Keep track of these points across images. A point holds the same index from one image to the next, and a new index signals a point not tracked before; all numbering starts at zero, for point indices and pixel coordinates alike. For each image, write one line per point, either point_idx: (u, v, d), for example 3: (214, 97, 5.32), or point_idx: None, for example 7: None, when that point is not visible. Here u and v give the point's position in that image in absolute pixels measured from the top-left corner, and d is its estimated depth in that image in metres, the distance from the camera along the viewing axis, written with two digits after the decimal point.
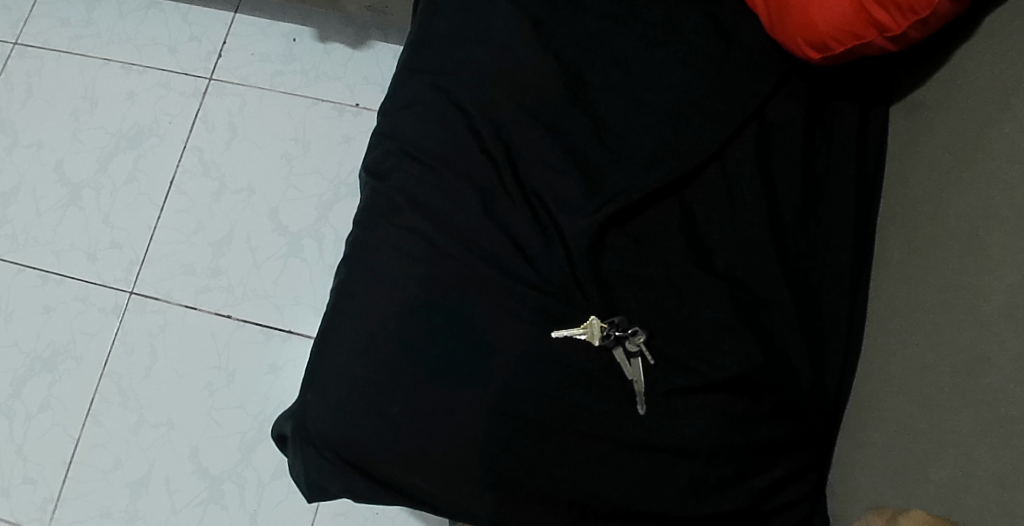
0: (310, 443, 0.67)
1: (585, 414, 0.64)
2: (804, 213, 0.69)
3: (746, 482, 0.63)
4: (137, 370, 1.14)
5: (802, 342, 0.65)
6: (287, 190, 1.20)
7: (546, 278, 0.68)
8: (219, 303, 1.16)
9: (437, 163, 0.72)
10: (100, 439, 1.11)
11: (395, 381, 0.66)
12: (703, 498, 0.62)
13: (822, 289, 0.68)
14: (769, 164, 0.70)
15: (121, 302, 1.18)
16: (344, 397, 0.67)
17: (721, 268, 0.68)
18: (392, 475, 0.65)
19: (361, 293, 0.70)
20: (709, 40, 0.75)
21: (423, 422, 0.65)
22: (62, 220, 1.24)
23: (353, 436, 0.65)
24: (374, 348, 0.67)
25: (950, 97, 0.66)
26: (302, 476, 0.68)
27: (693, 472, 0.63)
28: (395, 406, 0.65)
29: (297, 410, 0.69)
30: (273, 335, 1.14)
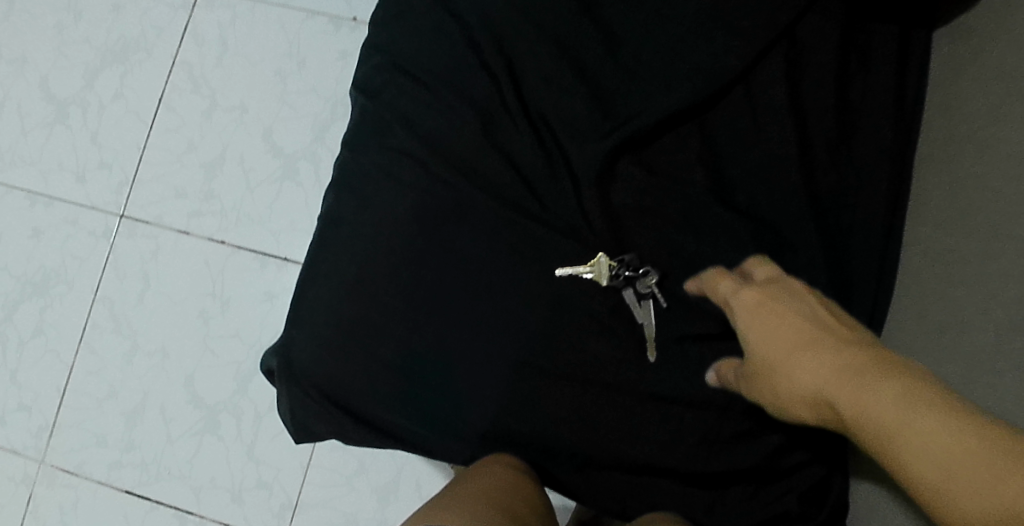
0: (294, 380, 0.63)
1: (590, 359, 0.61)
2: (835, 145, 0.63)
3: (761, 439, 0.59)
4: (129, 296, 1.11)
5: (828, 286, 0.60)
6: (280, 109, 1.13)
7: (551, 210, 0.63)
8: (213, 228, 1.11)
9: (434, 82, 0.66)
10: (93, 366, 1.09)
11: (388, 321, 0.62)
12: (715, 453, 0.60)
13: (852, 229, 0.62)
14: (799, 89, 0.64)
15: (111, 226, 1.14)
16: (331, 334, 0.63)
17: (743, 205, 0.63)
18: (382, 419, 0.63)
19: (351, 222, 0.64)
20: None
21: (416, 364, 0.62)
22: (49, 140, 1.18)
23: (341, 374, 0.62)
24: (365, 285, 0.63)
25: (1004, 18, 0.58)
26: (288, 415, 0.65)
27: (705, 425, 0.60)
28: (387, 346, 0.62)
29: (280, 349, 0.65)
30: (269, 262, 1.09)
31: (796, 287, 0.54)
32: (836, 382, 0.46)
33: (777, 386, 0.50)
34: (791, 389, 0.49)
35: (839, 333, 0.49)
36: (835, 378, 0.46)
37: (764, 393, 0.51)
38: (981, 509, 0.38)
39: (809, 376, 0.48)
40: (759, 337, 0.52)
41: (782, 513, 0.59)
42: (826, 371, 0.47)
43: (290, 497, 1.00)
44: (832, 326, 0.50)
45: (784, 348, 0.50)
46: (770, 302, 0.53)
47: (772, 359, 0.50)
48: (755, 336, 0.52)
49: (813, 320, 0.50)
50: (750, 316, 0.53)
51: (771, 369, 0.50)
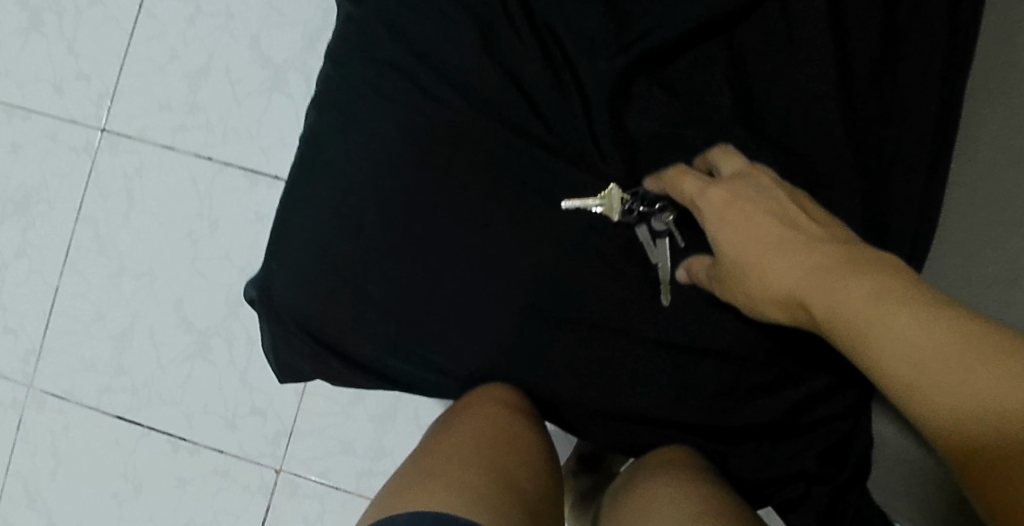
0: (274, 317, 0.61)
1: (598, 298, 0.57)
2: (878, 69, 0.57)
3: (779, 394, 0.57)
4: (114, 215, 1.06)
5: (864, 227, 0.56)
6: (267, 14, 1.05)
7: (558, 135, 0.58)
8: (199, 144, 1.05)
9: None
10: (79, 288, 1.05)
11: (364, 252, 0.59)
12: (731, 407, 0.57)
13: (894, 165, 0.57)
14: (841, 4, 0.57)
15: (93, 141, 1.07)
16: (308, 270, 0.60)
17: (775, 134, 0.57)
18: (362, 356, 0.60)
19: (331, 143, 0.60)
20: None
21: (399, 301, 0.59)
22: (24, 49, 1.10)
23: (320, 312, 0.59)
24: (348, 213, 0.59)
25: None
26: (272, 353, 0.63)
27: (721, 379, 0.57)
28: (373, 284, 0.59)
29: (261, 281, 0.62)
30: (259, 180, 1.04)
31: (766, 182, 0.50)
32: (813, 284, 0.45)
33: (752, 287, 0.48)
34: (767, 291, 0.47)
35: (813, 232, 0.47)
36: (814, 278, 0.45)
37: (738, 296, 0.50)
38: (952, 404, 0.38)
39: (786, 276, 0.46)
40: (730, 239, 0.49)
41: (799, 472, 0.57)
42: (805, 271, 0.45)
43: (286, 424, 0.97)
44: (806, 225, 0.48)
45: (758, 250, 0.48)
46: (739, 198, 0.50)
47: (747, 260, 0.48)
48: (726, 238, 0.49)
49: (787, 219, 0.48)
50: (718, 214, 0.50)
51: (745, 269, 0.48)
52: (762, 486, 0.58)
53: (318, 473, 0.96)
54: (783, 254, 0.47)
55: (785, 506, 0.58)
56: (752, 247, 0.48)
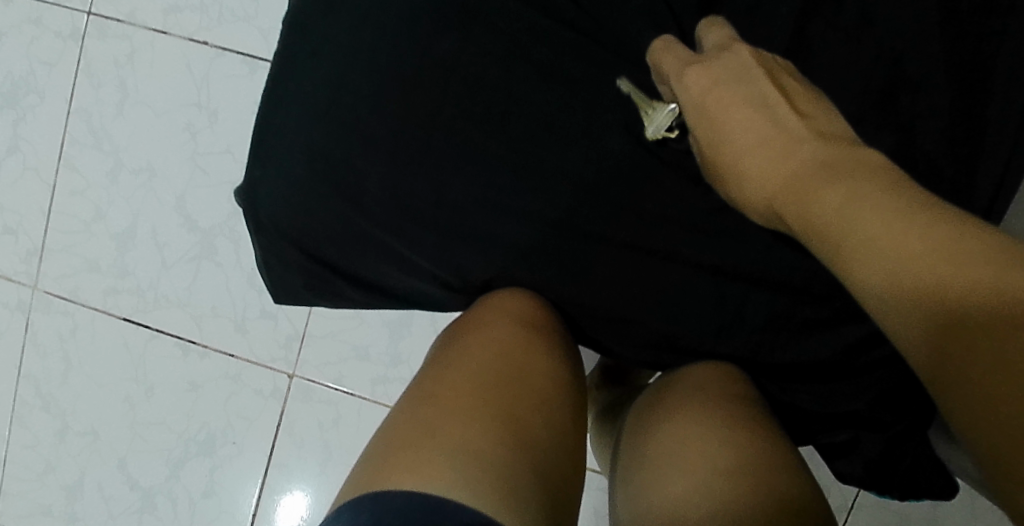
0: (266, 231, 0.59)
1: (629, 205, 0.55)
2: None
3: (837, 328, 0.54)
4: (106, 106, 0.99)
5: (949, 132, 0.53)
6: None
7: (593, 26, 0.56)
8: (193, 27, 0.96)
9: None
10: (77, 187, 1.00)
11: (368, 160, 0.57)
12: (780, 339, 0.55)
13: (992, 64, 0.53)
14: None
15: (80, 26, 0.99)
16: (308, 182, 0.57)
17: (855, 24, 0.54)
18: (368, 274, 0.59)
19: (328, 48, 0.57)
20: None
21: (405, 215, 0.57)
22: None
23: (317, 229, 0.58)
24: (357, 131, 0.57)
25: None
26: (264, 269, 0.61)
27: (771, 309, 0.55)
28: (369, 195, 0.57)
29: (247, 188, 0.60)
30: (259, 68, 0.95)
31: (743, 56, 0.49)
32: (789, 189, 0.44)
33: (736, 194, 0.48)
34: (749, 197, 0.47)
35: (790, 125, 0.46)
36: (792, 185, 0.44)
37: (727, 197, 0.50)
38: (902, 311, 0.37)
39: (763, 182, 0.46)
40: (711, 139, 0.49)
41: (850, 412, 0.55)
42: (781, 176, 0.45)
43: (297, 328, 0.94)
44: (786, 117, 0.47)
45: (737, 149, 0.48)
46: (714, 85, 0.49)
47: (728, 162, 0.48)
48: (706, 138, 0.49)
49: (764, 105, 0.48)
50: (696, 110, 0.50)
51: (726, 173, 0.49)
52: (812, 426, 0.55)
53: (332, 379, 0.93)
54: (763, 157, 0.46)
55: (835, 448, 0.56)
56: (732, 146, 0.48)
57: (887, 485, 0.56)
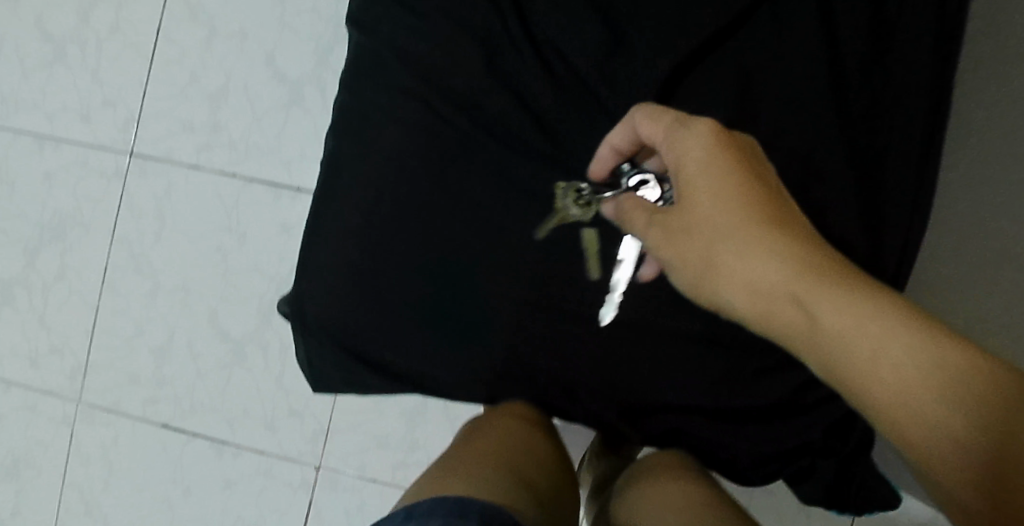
0: (309, 331, 0.72)
1: (599, 291, 0.68)
2: (864, 69, 0.67)
3: (784, 375, 0.67)
4: (147, 234, 1.14)
5: (856, 214, 0.66)
6: (282, 33, 1.15)
7: (562, 146, 0.69)
8: (223, 161, 1.14)
9: (431, 14, 0.71)
10: (119, 307, 1.13)
11: (393, 270, 0.70)
12: (739, 388, 0.67)
13: (885, 158, 0.66)
14: (830, 14, 0.67)
15: (122, 166, 1.17)
16: (341, 286, 0.71)
17: (769, 130, 0.67)
18: (393, 362, 0.70)
19: (349, 174, 0.72)
20: None
21: (427, 310, 0.70)
22: (49, 81, 1.20)
23: (352, 326, 0.70)
24: (378, 241, 0.70)
25: None
26: (306, 361, 0.74)
27: (728, 364, 0.67)
28: (399, 295, 0.70)
29: (294, 297, 0.73)
30: (282, 195, 1.13)
31: (753, 144, 0.56)
32: (810, 274, 0.49)
33: (732, 265, 0.52)
34: (750, 272, 0.51)
35: (796, 219, 0.53)
36: (813, 273, 0.50)
37: (695, 262, 0.54)
38: (949, 403, 0.43)
39: (778, 263, 0.51)
40: (718, 206, 0.53)
41: (807, 444, 0.67)
42: (799, 264, 0.50)
43: (323, 424, 1.04)
44: (794, 212, 0.53)
45: (745, 223, 0.52)
46: (721, 151, 0.53)
47: (735, 233, 0.52)
48: (712, 203, 0.53)
49: (772, 192, 0.53)
50: (706, 171, 0.53)
51: (729, 244, 0.52)
52: (776, 462, 0.67)
53: (355, 468, 1.03)
54: (774, 238, 0.51)
55: (798, 475, 0.68)
56: (741, 219, 0.52)
57: (846, 503, 0.69)
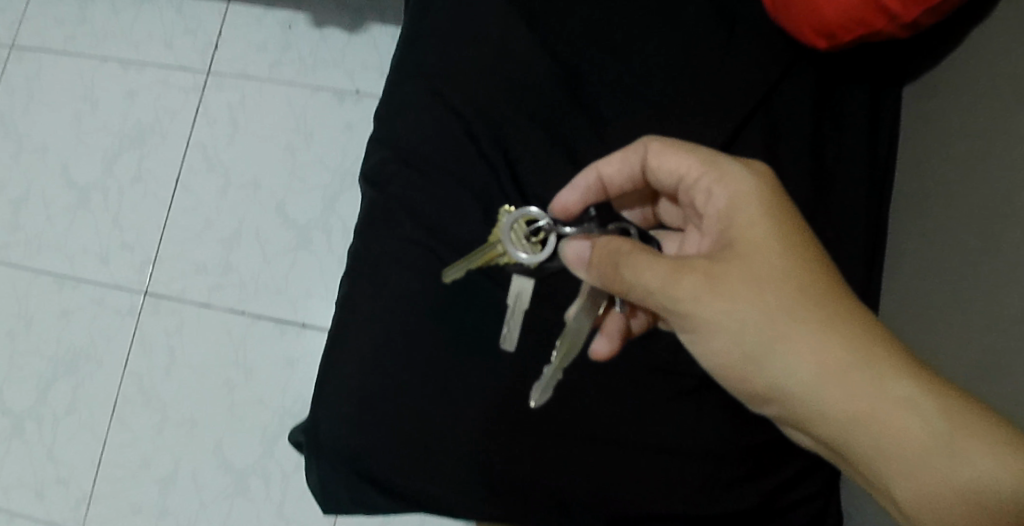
0: (322, 455, 0.81)
1: (587, 413, 0.79)
2: (813, 206, 0.82)
3: (754, 480, 0.77)
4: (157, 369, 1.22)
5: None
6: (291, 183, 1.28)
7: (549, 286, 0.81)
8: (233, 300, 1.24)
9: (436, 175, 0.85)
10: (127, 439, 1.20)
11: (399, 399, 0.80)
12: (717, 493, 0.77)
13: None
14: (779, 162, 0.83)
15: (137, 304, 1.25)
16: (351, 414, 0.81)
17: None
18: (397, 483, 0.79)
19: (362, 311, 0.83)
20: (677, 55, 0.86)
21: (427, 435, 0.79)
22: (72, 224, 1.30)
23: (360, 451, 0.80)
24: (386, 371, 0.81)
25: (939, 117, 0.81)
26: (316, 483, 0.82)
27: (706, 472, 0.77)
28: (403, 422, 0.80)
29: (309, 425, 0.83)
30: (288, 329, 1.22)
31: None
32: (875, 342, 0.60)
33: (804, 323, 0.60)
34: (823, 334, 0.60)
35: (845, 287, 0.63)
36: (878, 341, 0.60)
37: (744, 303, 0.60)
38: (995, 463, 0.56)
39: (848, 326, 0.60)
40: (793, 267, 0.61)
41: None
42: (865, 331, 0.60)
43: None
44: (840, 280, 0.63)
45: (814, 286, 0.61)
46: (777, 196, 0.64)
47: (808, 293, 0.61)
48: (788, 263, 0.61)
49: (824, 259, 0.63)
50: (781, 235, 0.62)
51: (806, 304, 0.61)
52: None
53: None
54: (840, 303, 0.61)
55: None
56: (814, 283, 0.61)
57: None
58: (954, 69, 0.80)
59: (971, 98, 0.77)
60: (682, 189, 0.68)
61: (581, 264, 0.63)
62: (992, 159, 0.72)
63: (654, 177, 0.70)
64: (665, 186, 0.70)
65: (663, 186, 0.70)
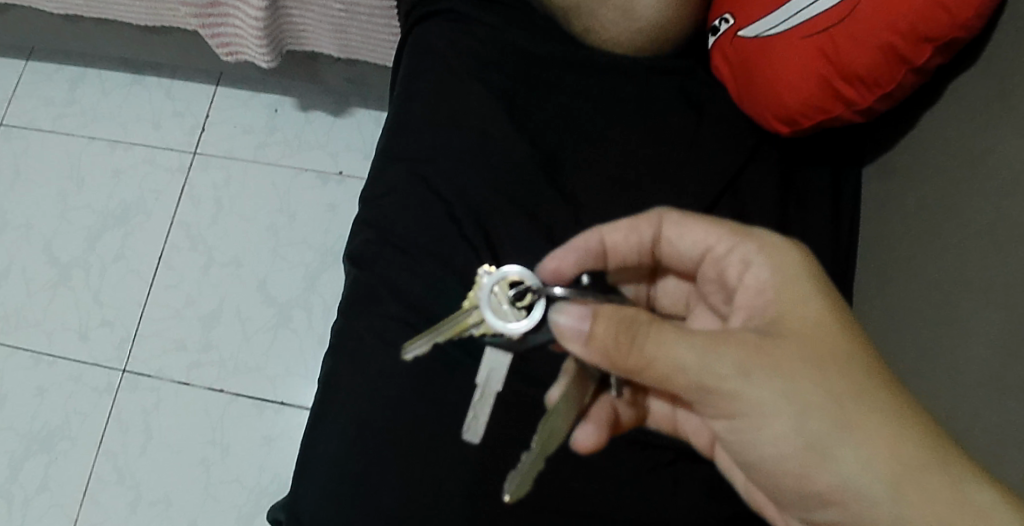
0: None
1: (569, 487, 0.80)
2: None
3: None
4: (132, 448, 1.21)
5: None
6: (274, 261, 1.31)
7: (529, 361, 0.85)
8: (212, 378, 1.24)
9: (417, 252, 0.88)
10: (98, 520, 1.17)
11: (380, 476, 0.81)
12: None
13: None
14: None
15: (114, 381, 1.25)
16: (333, 492, 0.81)
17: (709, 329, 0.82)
18: None
19: (345, 387, 0.84)
20: (648, 140, 0.92)
21: (407, 513, 0.79)
22: (52, 301, 1.31)
23: None
24: (368, 447, 0.81)
25: (894, 197, 0.86)
26: None
27: None
28: (384, 499, 0.80)
29: (290, 502, 0.83)
30: (267, 407, 1.22)
31: None
32: (915, 429, 0.61)
33: (854, 405, 0.61)
34: (871, 416, 0.61)
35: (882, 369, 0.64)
36: (918, 428, 0.61)
37: (793, 381, 0.60)
38: None
39: (892, 413, 0.61)
40: (839, 348, 0.62)
41: None
42: (908, 418, 0.62)
43: None
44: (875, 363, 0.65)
45: (859, 369, 0.62)
46: (811, 273, 0.66)
47: (856, 376, 0.62)
48: (834, 344, 0.62)
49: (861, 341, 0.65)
50: (824, 316, 0.63)
51: (853, 386, 0.61)
52: None
53: None
54: (884, 388, 0.62)
55: None
56: (859, 366, 0.62)
57: None
58: (906, 153, 0.86)
59: (922, 181, 0.82)
60: (708, 260, 0.72)
61: (577, 337, 0.59)
62: (943, 237, 0.77)
63: (671, 245, 0.73)
64: (686, 258, 0.73)
65: (682, 258, 0.73)
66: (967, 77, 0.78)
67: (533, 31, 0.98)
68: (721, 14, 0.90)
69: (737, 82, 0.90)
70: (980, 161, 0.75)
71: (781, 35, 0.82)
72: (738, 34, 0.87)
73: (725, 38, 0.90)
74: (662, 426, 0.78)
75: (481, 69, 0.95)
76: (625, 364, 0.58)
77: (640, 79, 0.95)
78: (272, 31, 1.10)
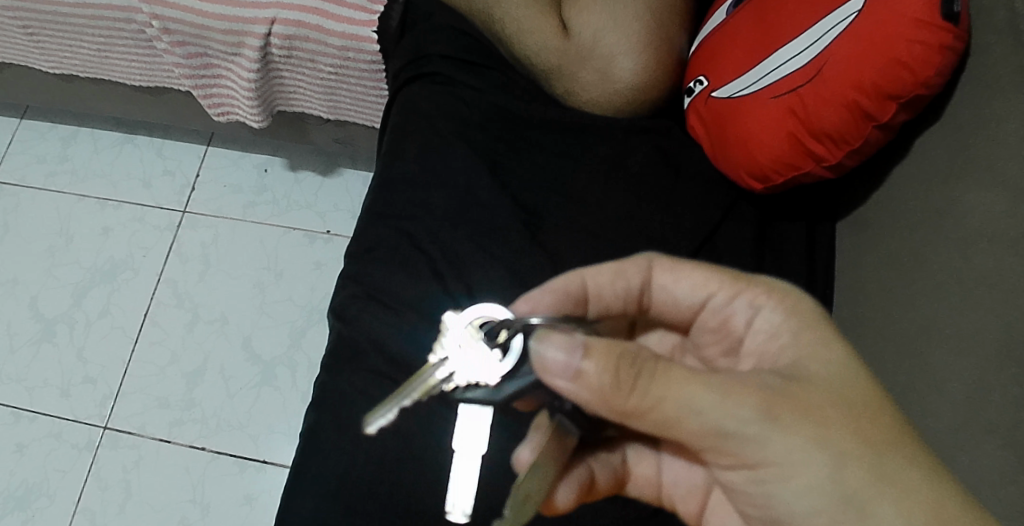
0: None
1: None
2: None
3: None
4: (111, 506, 1.19)
5: None
6: (259, 318, 1.31)
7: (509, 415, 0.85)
8: (194, 436, 1.23)
9: (401, 306, 0.90)
10: None
11: None
12: None
13: None
14: None
15: (95, 438, 1.23)
16: None
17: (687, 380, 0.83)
18: None
19: (327, 441, 0.84)
20: (627, 196, 0.95)
21: None
22: (35, 357, 1.30)
23: None
24: (348, 504, 0.81)
25: (865, 250, 0.89)
26: None
27: None
28: None
29: None
30: (248, 466, 1.21)
31: None
32: (942, 484, 0.59)
33: (879, 458, 0.59)
34: (897, 471, 0.59)
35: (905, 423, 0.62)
36: (946, 482, 0.60)
37: (816, 431, 0.58)
38: None
39: (918, 466, 0.59)
40: (861, 398, 0.60)
41: None
42: (934, 473, 0.60)
43: None
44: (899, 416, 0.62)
45: (882, 420, 0.60)
46: (823, 322, 0.65)
47: (880, 426, 0.60)
48: (856, 394, 0.61)
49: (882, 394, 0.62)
50: (842, 364, 0.62)
51: (877, 439, 0.59)
52: None
53: None
54: (909, 441, 0.60)
55: None
56: (882, 416, 0.60)
57: None
58: (874, 210, 0.89)
59: (891, 236, 0.85)
60: (706, 309, 0.71)
61: (565, 371, 0.54)
62: (913, 290, 0.79)
63: (665, 292, 0.71)
64: (683, 306, 0.71)
65: (679, 306, 0.71)
66: (928, 136, 0.82)
67: (516, 93, 1.01)
68: (696, 76, 0.95)
69: (712, 140, 0.93)
70: (948, 211, 0.77)
71: (753, 95, 0.86)
72: (712, 95, 0.91)
73: (700, 99, 0.93)
74: (645, 493, 0.74)
75: (465, 129, 0.98)
76: (624, 405, 0.55)
77: (618, 139, 0.98)
78: (263, 92, 1.13)
